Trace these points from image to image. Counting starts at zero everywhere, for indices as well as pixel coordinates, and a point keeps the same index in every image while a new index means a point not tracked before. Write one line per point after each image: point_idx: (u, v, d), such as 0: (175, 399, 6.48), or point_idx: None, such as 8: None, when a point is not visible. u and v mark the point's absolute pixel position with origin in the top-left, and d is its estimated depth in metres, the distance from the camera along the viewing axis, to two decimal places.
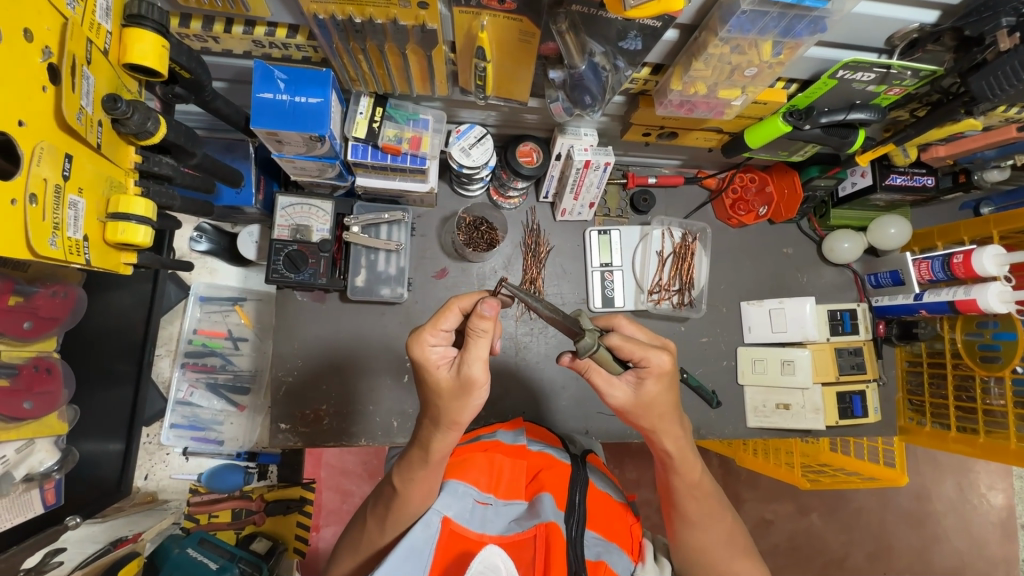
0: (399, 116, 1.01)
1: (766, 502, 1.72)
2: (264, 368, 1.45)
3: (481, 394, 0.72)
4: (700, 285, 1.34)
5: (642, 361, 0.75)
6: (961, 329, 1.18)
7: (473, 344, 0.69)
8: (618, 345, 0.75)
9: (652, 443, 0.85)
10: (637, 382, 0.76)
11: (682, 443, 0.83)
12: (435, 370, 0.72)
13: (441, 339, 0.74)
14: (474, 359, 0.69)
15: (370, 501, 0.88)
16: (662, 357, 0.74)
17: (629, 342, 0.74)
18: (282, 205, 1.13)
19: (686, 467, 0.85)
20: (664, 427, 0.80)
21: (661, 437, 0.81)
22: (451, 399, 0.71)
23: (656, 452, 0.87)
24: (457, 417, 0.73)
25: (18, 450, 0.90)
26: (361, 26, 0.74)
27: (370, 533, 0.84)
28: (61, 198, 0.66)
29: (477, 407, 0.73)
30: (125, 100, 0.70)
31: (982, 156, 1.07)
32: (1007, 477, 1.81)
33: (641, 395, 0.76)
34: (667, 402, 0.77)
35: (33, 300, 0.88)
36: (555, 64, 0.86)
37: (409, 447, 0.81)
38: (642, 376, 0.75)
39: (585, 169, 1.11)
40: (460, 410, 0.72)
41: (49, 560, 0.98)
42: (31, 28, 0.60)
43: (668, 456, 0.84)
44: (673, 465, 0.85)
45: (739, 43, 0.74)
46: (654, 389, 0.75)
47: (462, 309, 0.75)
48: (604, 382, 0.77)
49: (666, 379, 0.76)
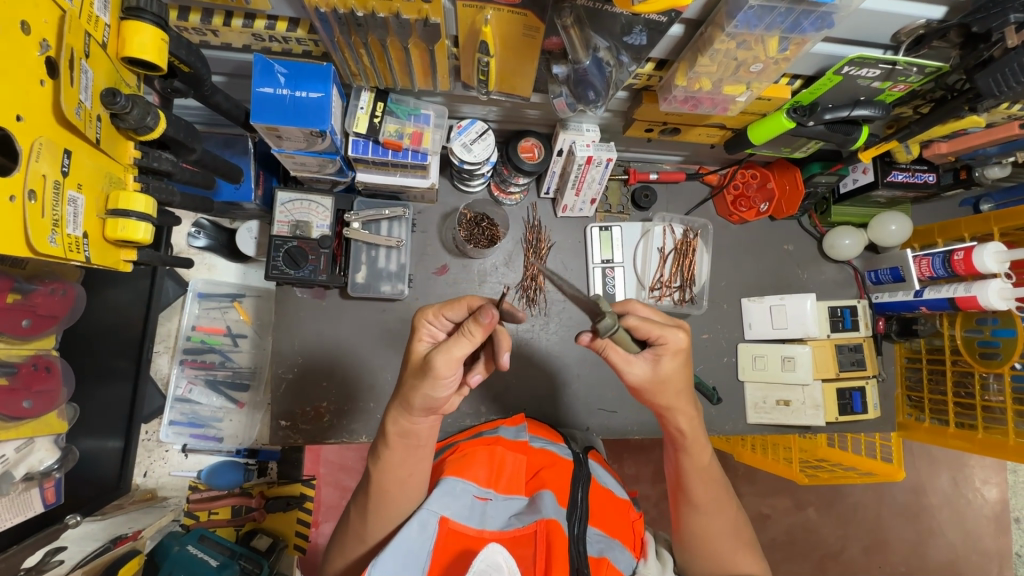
0: (400, 111, 1.00)
1: (764, 497, 1.73)
2: (264, 365, 1.44)
3: (436, 387, 0.70)
4: (701, 282, 1.33)
5: (658, 339, 0.76)
6: (960, 326, 1.18)
7: (454, 337, 0.68)
8: (637, 325, 0.75)
9: (666, 423, 0.86)
10: (654, 359, 0.76)
11: (693, 424, 0.85)
12: (419, 342, 0.75)
13: (442, 326, 0.76)
14: (441, 350, 0.68)
15: (354, 497, 0.85)
16: (679, 335, 0.75)
17: (646, 322, 0.75)
18: (281, 201, 1.11)
19: (697, 447, 0.86)
20: (679, 406, 0.81)
21: (674, 415, 0.82)
22: (412, 374, 0.72)
23: (669, 431, 0.88)
24: (410, 398, 0.72)
25: (17, 449, 0.89)
26: (363, 20, 0.73)
27: (354, 529, 0.83)
28: (60, 195, 0.65)
29: (429, 399, 0.71)
30: (124, 95, 0.69)
31: (983, 152, 1.08)
32: (1001, 471, 1.82)
33: (657, 372, 0.77)
34: (683, 379, 0.79)
35: (31, 298, 0.87)
36: (559, 60, 0.85)
37: (378, 435, 0.81)
38: (659, 353, 0.76)
39: (587, 165, 1.10)
40: (413, 392, 0.71)
41: (50, 559, 0.97)
42: (27, 21, 0.59)
43: (680, 434, 0.86)
44: (685, 444, 0.86)
45: (746, 39, 0.73)
46: (670, 366, 0.76)
47: (472, 306, 0.76)
48: (622, 359, 0.77)
49: (682, 356, 0.77)
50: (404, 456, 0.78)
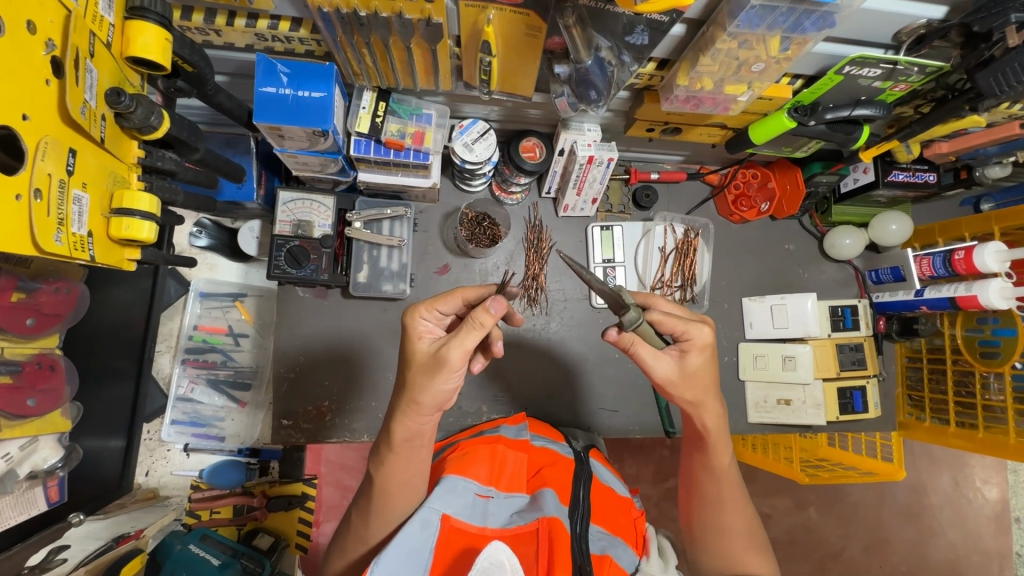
0: (402, 111, 1.00)
1: (764, 497, 1.73)
2: (265, 365, 1.43)
3: (448, 380, 0.71)
4: (702, 281, 1.34)
5: (683, 335, 0.76)
6: (961, 325, 1.19)
7: (463, 331, 0.69)
8: (660, 320, 0.76)
9: (691, 419, 0.86)
10: (679, 355, 0.77)
11: (720, 422, 0.84)
12: (418, 340, 0.75)
13: (434, 319, 0.78)
14: (455, 344, 0.69)
15: (357, 496, 0.85)
16: (705, 330, 0.76)
17: (670, 316, 0.76)
18: (284, 200, 1.11)
19: (720, 446, 0.86)
20: (706, 403, 0.81)
21: (701, 413, 0.82)
22: (419, 372, 0.72)
23: (693, 427, 0.88)
24: (418, 397, 0.72)
25: (21, 447, 0.89)
26: (365, 20, 0.74)
27: (357, 528, 0.83)
28: (65, 193, 0.65)
29: (440, 394, 0.72)
30: (128, 94, 0.69)
31: (984, 152, 1.08)
32: (1001, 471, 1.83)
33: (685, 367, 0.77)
34: (710, 374, 0.79)
35: (35, 297, 0.88)
36: (560, 60, 0.85)
37: (380, 434, 0.81)
38: (685, 349, 0.77)
39: (589, 165, 1.10)
40: (423, 389, 0.72)
41: (53, 557, 0.98)
42: (34, 20, 0.59)
43: (703, 432, 0.85)
44: (709, 442, 0.86)
45: (748, 39, 0.74)
46: (697, 361, 0.76)
47: (465, 297, 0.80)
48: (650, 355, 0.76)
49: (708, 352, 0.77)
50: (406, 454, 0.78)
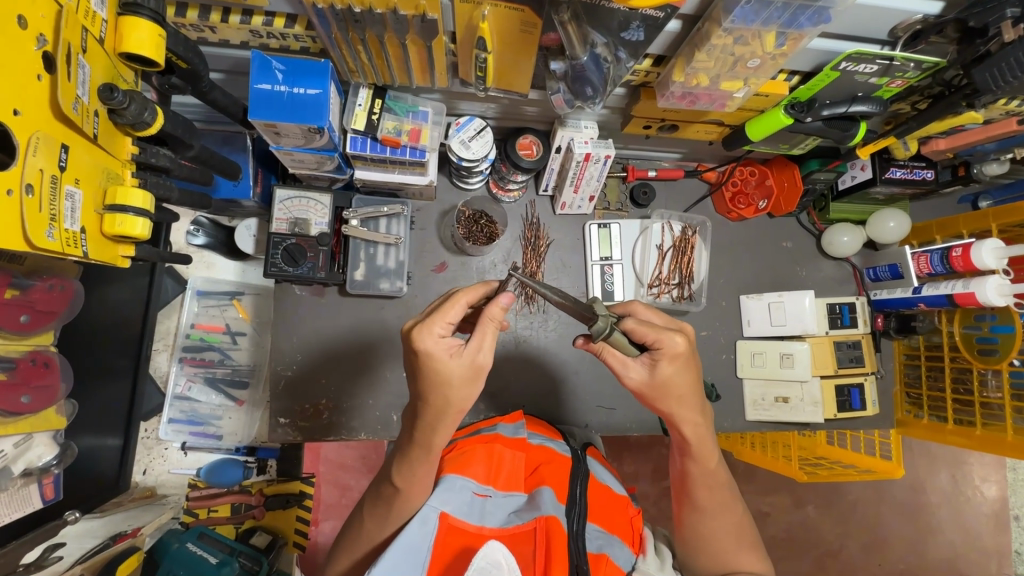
0: (399, 108, 1.00)
1: (763, 495, 1.73)
2: (263, 363, 1.45)
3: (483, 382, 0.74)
4: (699, 279, 1.34)
5: (656, 343, 0.76)
6: (959, 322, 1.18)
7: (490, 334, 0.72)
8: (633, 328, 0.77)
9: (671, 428, 0.86)
10: (651, 364, 0.77)
11: (700, 428, 0.84)
12: (447, 357, 0.70)
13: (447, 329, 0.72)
14: (489, 348, 0.72)
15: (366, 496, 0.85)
16: (677, 339, 0.75)
17: (642, 324, 0.76)
18: (281, 197, 1.11)
19: (703, 453, 0.86)
20: (682, 411, 0.81)
21: (678, 422, 0.82)
22: (460, 385, 0.71)
23: (675, 436, 0.88)
24: (461, 406, 0.73)
25: (17, 444, 0.89)
26: (360, 16, 0.73)
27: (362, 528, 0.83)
28: (57, 189, 0.65)
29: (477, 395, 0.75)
30: (121, 90, 0.69)
31: (982, 148, 1.08)
32: (1000, 470, 1.82)
33: (656, 377, 0.77)
34: (684, 383, 0.78)
35: (28, 294, 0.88)
36: (556, 56, 0.85)
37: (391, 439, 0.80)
38: (656, 358, 0.76)
39: (585, 162, 1.10)
40: (466, 398, 0.73)
41: (48, 555, 0.96)
42: (24, 15, 0.59)
43: (685, 440, 0.85)
44: (692, 449, 0.86)
45: (742, 34, 0.74)
46: (669, 370, 0.76)
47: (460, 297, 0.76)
48: (619, 362, 0.78)
49: (680, 361, 0.76)
50: (406, 452, 0.78)
